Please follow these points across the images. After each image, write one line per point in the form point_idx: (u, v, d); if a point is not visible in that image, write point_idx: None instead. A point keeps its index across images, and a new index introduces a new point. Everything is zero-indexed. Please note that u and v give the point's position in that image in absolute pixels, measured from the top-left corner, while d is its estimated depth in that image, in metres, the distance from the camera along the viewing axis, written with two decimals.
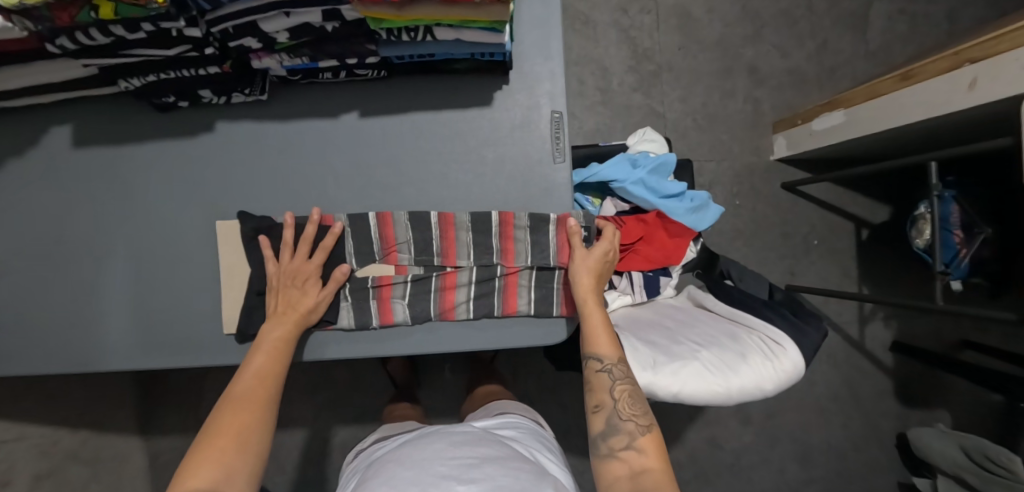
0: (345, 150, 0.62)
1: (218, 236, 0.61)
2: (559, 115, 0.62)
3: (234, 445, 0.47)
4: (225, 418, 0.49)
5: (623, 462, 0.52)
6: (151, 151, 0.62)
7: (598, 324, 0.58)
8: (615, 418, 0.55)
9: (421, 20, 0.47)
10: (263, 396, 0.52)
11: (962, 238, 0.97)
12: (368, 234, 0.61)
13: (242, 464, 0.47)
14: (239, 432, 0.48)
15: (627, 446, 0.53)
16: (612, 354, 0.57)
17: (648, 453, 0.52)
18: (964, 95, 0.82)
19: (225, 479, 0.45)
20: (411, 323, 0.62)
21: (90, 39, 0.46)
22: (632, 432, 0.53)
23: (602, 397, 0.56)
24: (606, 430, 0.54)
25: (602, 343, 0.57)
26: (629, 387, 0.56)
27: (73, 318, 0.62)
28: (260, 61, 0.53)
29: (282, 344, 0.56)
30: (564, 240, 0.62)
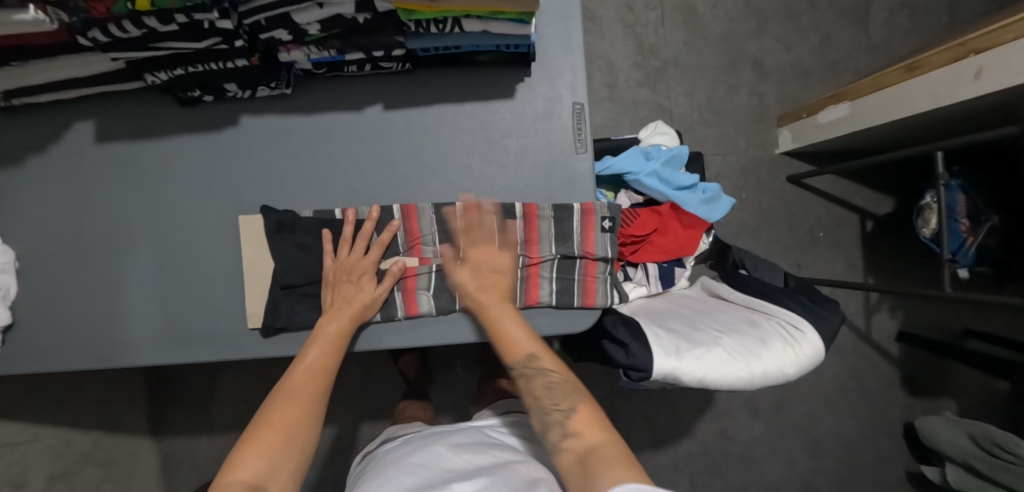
0: (369, 142, 0.62)
1: (243, 230, 0.61)
2: (580, 107, 0.63)
3: (285, 435, 0.47)
4: (276, 408, 0.49)
5: (567, 451, 0.48)
6: (174, 146, 0.62)
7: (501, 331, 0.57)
8: (545, 415, 0.52)
9: (450, 11, 0.48)
10: (316, 389, 0.52)
11: (968, 227, 0.98)
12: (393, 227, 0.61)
13: (291, 454, 0.46)
14: (293, 423, 0.48)
15: (563, 435, 0.49)
16: (517, 356, 0.55)
17: (581, 434, 0.48)
18: (969, 85, 0.84)
19: (272, 471, 0.44)
20: (436, 314, 0.61)
21: (122, 31, 0.46)
22: (560, 421, 0.50)
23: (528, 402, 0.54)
24: (543, 430, 0.51)
25: (511, 348, 0.56)
26: (543, 380, 0.54)
27: (100, 314, 0.63)
28: (288, 54, 0.53)
29: (337, 340, 0.56)
30: (587, 228, 0.62)
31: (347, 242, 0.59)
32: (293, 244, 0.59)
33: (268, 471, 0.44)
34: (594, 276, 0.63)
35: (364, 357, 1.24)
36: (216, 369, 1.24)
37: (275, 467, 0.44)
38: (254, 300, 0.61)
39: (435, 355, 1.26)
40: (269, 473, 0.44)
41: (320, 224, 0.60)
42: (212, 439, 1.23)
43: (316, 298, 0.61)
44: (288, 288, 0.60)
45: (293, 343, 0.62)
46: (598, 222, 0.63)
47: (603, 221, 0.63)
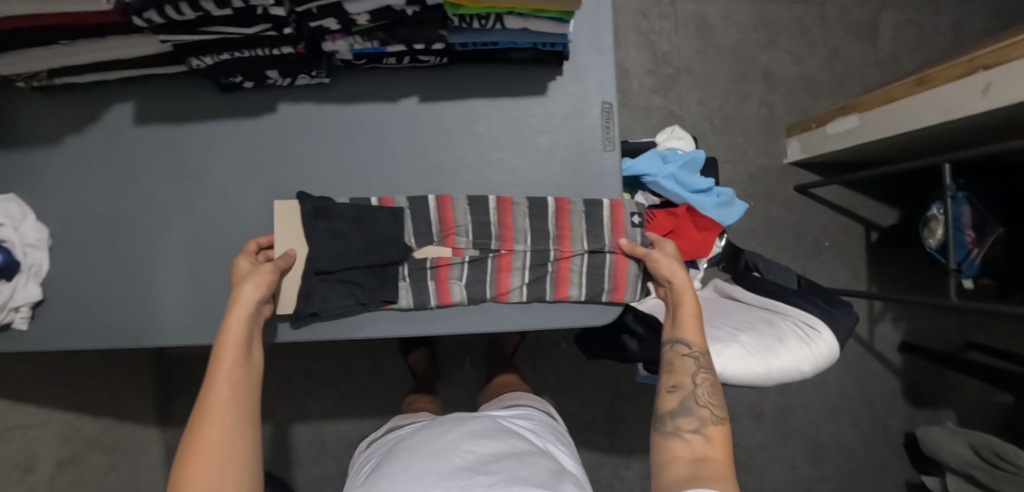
0: (403, 133, 0.64)
1: (275, 215, 0.59)
2: (609, 106, 0.65)
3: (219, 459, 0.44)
4: (200, 433, 0.45)
5: (686, 443, 0.54)
6: (211, 130, 0.63)
7: (691, 314, 0.59)
8: (691, 401, 0.57)
9: (496, 7, 0.50)
10: (236, 398, 0.48)
11: (974, 238, 1.00)
12: (427, 218, 0.62)
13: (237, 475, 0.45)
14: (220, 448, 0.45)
15: (696, 429, 0.55)
16: (700, 343, 0.58)
17: (716, 442, 0.54)
18: (978, 99, 0.86)
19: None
20: (467, 303, 0.63)
21: (177, 14, 0.48)
22: (704, 419, 0.55)
23: (681, 379, 0.57)
24: (679, 410, 0.56)
25: (693, 332, 0.59)
26: (709, 376, 0.58)
27: (132, 295, 0.64)
28: (333, 44, 0.55)
29: (245, 339, 0.51)
30: (617, 218, 0.64)
31: (247, 253, 0.58)
32: (330, 231, 0.58)
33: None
34: (623, 271, 0.64)
35: (373, 351, 1.24)
36: None
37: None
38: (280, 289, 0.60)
39: (444, 351, 1.26)
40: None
41: (356, 211, 0.60)
42: None
43: (349, 285, 0.60)
44: (321, 275, 0.59)
45: (322, 326, 0.63)
46: (628, 218, 0.65)
47: (632, 216, 0.64)
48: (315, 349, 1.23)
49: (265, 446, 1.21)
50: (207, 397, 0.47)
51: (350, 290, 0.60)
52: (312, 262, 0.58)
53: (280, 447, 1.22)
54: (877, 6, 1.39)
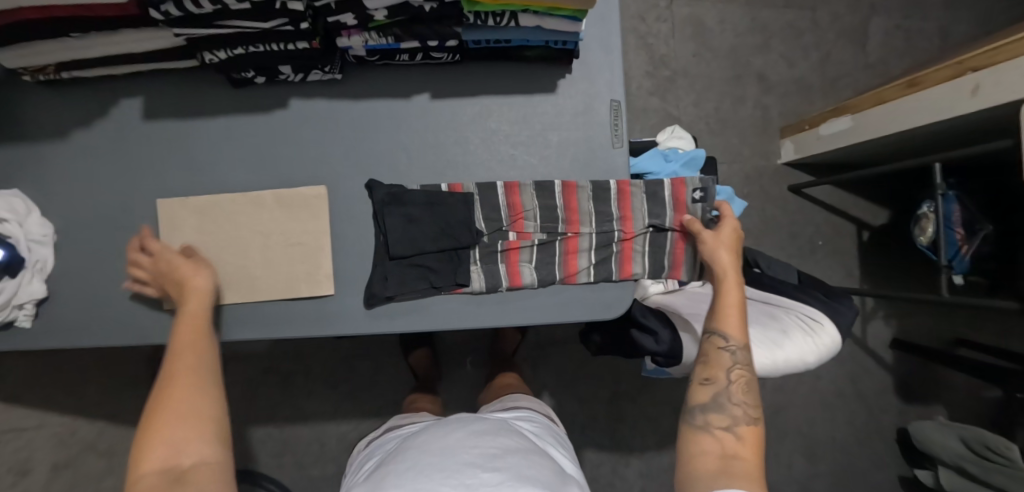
0: (415, 129, 0.64)
1: (159, 214, 0.61)
2: (618, 104, 0.66)
3: (175, 416, 0.46)
4: (161, 399, 0.48)
5: (717, 438, 0.56)
6: (221, 125, 0.63)
7: (734, 305, 0.62)
8: (724, 398, 0.58)
9: (512, 5, 0.50)
10: (194, 365, 0.51)
11: (963, 236, 1.04)
12: (496, 202, 0.64)
13: (196, 427, 0.46)
14: (178, 407, 0.47)
15: (728, 426, 0.56)
16: (738, 337, 0.60)
17: (746, 442, 0.55)
18: (967, 101, 0.89)
19: (181, 447, 0.45)
20: (537, 286, 0.63)
21: (196, 7, 0.48)
22: (737, 417, 0.57)
23: (716, 373, 0.60)
24: (711, 404, 0.58)
25: (733, 326, 0.61)
26: (746, 374, 0.59)
27: (141, 291, 0.63)
28: (348, 39, 0.55)
29: (203, 318, 0.55)
30: (678, 196, 0.67)
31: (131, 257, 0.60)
32: (404, 216, 0.60)
33: (171, 450, 0.44)
34: (681, 248, 0.68)
35: (373, 351, 1.24)
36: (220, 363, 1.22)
37: (181, 446, 0.45)
38: (308, 276, 0.61)
39: (444, 352, 1.26)
40: (179, 450, 0.44)
41: (428, 197, 0.61)
42: None
43: (422, 268, 0.61)
44: (396, 259, 0.61)
45: (334, 321, 0.62)
46: (690, 194, 0.67)
47: (694, 193, 0.67)
48: (314, 350, 1.22)
49: (262, 449, 1.20)
50: (170, 368, 0.50)
51: (421, 274, 0.61)
52: (390, 245, 0.60)
53: (278, 449, 1.21)
54: (867, 12, 1.43)
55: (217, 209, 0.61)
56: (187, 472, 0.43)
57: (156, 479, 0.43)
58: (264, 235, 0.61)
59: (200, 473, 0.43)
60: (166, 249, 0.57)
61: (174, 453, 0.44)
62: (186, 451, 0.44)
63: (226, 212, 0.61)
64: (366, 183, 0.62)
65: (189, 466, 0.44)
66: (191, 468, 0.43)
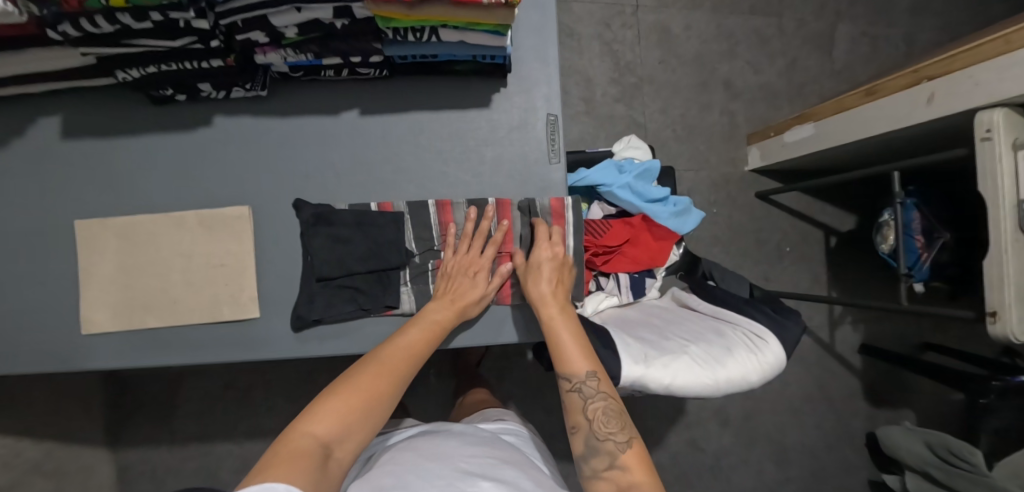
0: (344, 147, 0.62)
1: (77, 238, 0.60)
2: (554, 118, 0.65)
3: (358, 407, 0.49)
4: (355, 382, 0.50)
5: (608, 481, 0.52)
6: (142, 144, 0.61)
7: (566, 341, 0.59)
8: (594, 439, 0.55)
9: (428, 20, 0.49)
10: (402, 369, 0.53)
11: (923, 243, 1.03)
12: (428, 221, 0.63)
13: (362, 427, 0.48)
14: (366, 398, 0.49)
15: (610, 465, 0.53)
16: (579, 371, 0.57)
17: (631, 470, 0.51)
18: (923, 109, 0.89)
19: (340, 438, 0.46)
20: None
21: (95, 26, 0.46)
22: (612, 452, 0.53)
23: (577, 419, 0.57)
24: (587, 452, 0.55)
25: (574, 362, 0.58)
26: (602, 405, 0.56)
27: (61, 315, 0.60)
28: (265, 56, 0.54)
29: (443, 327, 0.58)
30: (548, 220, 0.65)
31: None
32: (332, 236, 0.59)
33: (333, 434, 0.46)
34: None
35: (337, 364, 1.22)
36: (180, 377, 1.20)
37: (339, 436, 0.47)
38: (232, 300, 0.60)
39: None
40: (337, 439, 0.46)
41: (357, 217, 0.60)
42: (175, 450, 1.19)
43: (352, 290, 0.60)
44: (324, 280, 0.59)
45: (261, 345, 0.61)
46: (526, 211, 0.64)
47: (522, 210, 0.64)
48: (275, 364, 1.20)
49: (224, 464, 1.19)
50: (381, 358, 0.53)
51: (349, 295, 0.60)
52: (316, 267, 0.58)
53: (241, 463, 1.20)
54: (833, 18, 1.43)
55: (138, 231, 0.60)
56: (328, 460, 0.44)
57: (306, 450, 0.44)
58: (185, 256, 0.60)
59: (336, 467, 0.45)
60: (472, 254, 0.62)
61: (325, 446, 0.45)
62: (339, 446, 0.46)
63: (145, 232, 0.60)
64: (293, 202, 0.61)
65: (332, 462, 0.45)
66: (332, 460, 0.45)
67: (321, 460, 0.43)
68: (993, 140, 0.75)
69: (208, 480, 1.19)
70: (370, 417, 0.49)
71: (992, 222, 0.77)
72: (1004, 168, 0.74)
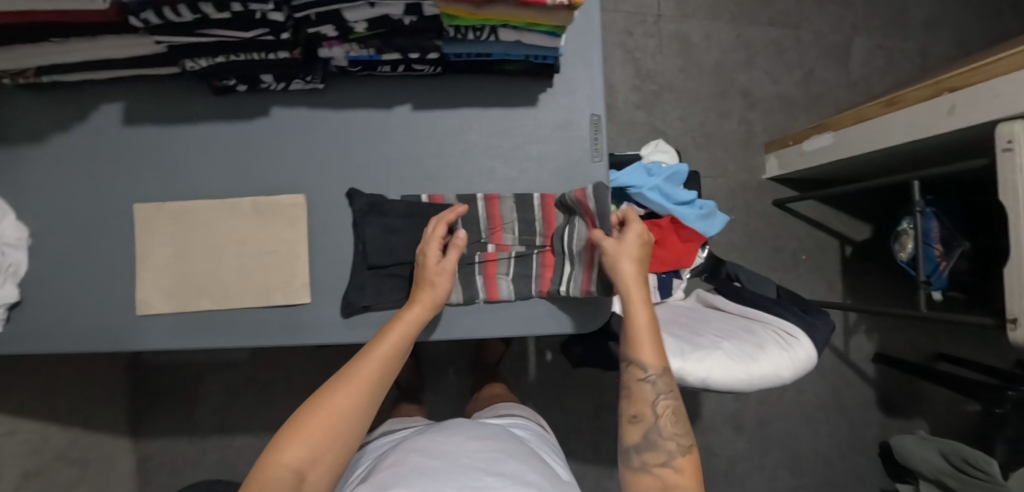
0: (395, 140, 0.64)
1: (136, 222, 0.62)
2: (598, 118, 0.67)
3: (328, 430, 0.48)
4: (331, 400, 0.49)
5: (658, 478, 0.54)
6: (201, 132, 0.63)
7: (642, 325, 0.59)
8: (654, 434, 0.56)
9: (492, 19, 0.51)
10: (372, 383, 0.52)
11: (942, 252, 1.05)
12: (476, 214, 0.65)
13: (337, 446, 0.48)
14: (338, 420, 0.49)
15: (664, 463, 0.55)
16: (656, 365, 0.58)
17: (686, 473, 0.54)
18: (944, 120, 0.91)
19: (311, 461, 0.46)
20: (514, 300, 0.65)
21: (176, 15, 0.48)
22: (671, 452, 0.55)
23: (642, 410, 0.58)
24: (643, 444, 0.56)
25: (647, 353, 0.59)
26: (672, 404, 0.58)
27: (116, 297, 0.62)
28: (330, 50, 0.56)
29: (409, 332, 0.56)
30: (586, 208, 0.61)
31: None
32: (383, 225, 0.61)
33: (305, 459, 0.46)
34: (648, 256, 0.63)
35: None
36: (202, 369, 1.21)
37: (315, 459, 0.46)
38: (285, 285, 0.62)
39: (428, 362, 1.25)
40: (310, 463, 0.46)
41: (408, 208, 0.62)
42: (195, 442, 1.19)
43: (401, 279, 0.63)
44: (374, 269, 0.62)
45: (311, 330, 0.63)
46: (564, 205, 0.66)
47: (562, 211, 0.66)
48: (298, 359, 1.22)
49: (243, 457, 1.19)
50: (355, 372, 0.52)
51: (399, 284, 0.63)
52: (368, 254, 0.61)
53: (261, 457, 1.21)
54: (849, 31, 1.46)
55: (194, 216, 0.62)
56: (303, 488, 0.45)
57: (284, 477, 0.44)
58: (239, 242, 0.62)
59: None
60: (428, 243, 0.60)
61: (299, 473, 0.45)
62: (313, 470, 0.46)
63: (202, 218, 0.62)
64: (347, 191, 0.63)
65: (306, 487, 0.46)
66: (307, 486, 0.45)
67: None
68: (1013, 151, 0.77)
69: (227, 472, 1.19)
70: (343, 437, 0.49)
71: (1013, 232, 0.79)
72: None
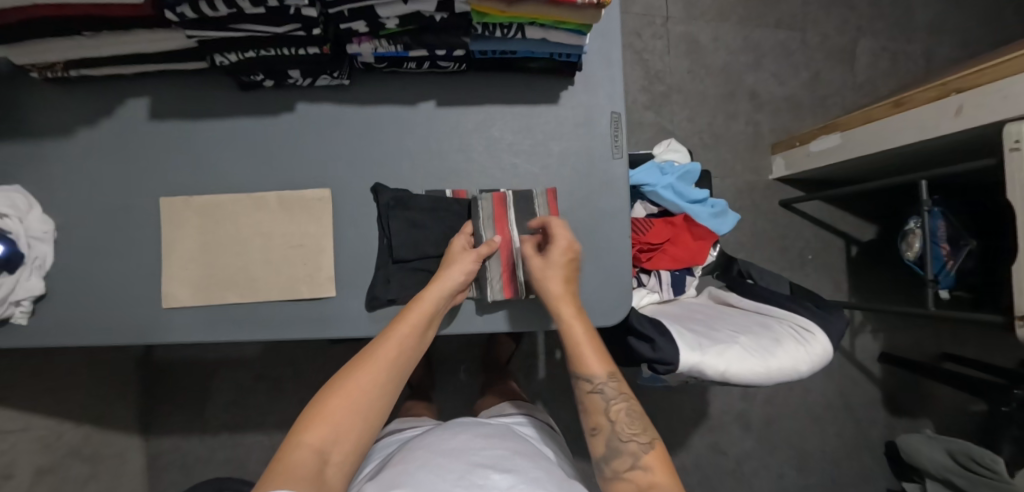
0: (420, 135, 0.65)
1: (162, 215, 0.62)
2: (618, 116, 0.68)
3: (348, 412, 0.49)
4: (344, 385, 0.51)
5: (630, 482, 0.54)
6: (226, 127, 0.64)
7: (582, 341, 0.60)
8: (615, 439, 0.57)
9: (521, 17, 0.52)
10: (391, 364, 0.53)
11: (949, 251, 1.06)
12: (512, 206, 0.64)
13: (355, 430, 0.49)
14: (353, 402, 0.50)
15: (632, 467, 0.54)
16: (600, 373, 0.60)
17: (655, 470, 0.53)
18: (951, 121, 0.93)
19: (333, 443, 0.47)
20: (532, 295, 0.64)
21: (211, 10, 0.49)
22: (635, 453, 0.55)
23: (598, 421, 0.59)
24: (608, 453, 0.56)
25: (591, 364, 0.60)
26: (622, 405, 0.59)
27: (141, 289, 0.63)
28: (359, 46, 0.57)
29: (430, 314, 0.57)
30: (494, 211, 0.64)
31: None
32: (408, 220, 0.62)
33: (327, 440, 0.47)
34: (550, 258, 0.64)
35: None
36: (213, 366, 1.21)
37: (335, 440, 0.48)
38: (310, 278, 0.62)
39: (439, 360, 1.25)
40: (332, 444, 0.47)
41: (432, 202, 0.63)
42: (206, 439, 1.19)
43: (425, 273, 0.63)
44: (399, 262, 0.63)
45: (335, 323, 0.63)
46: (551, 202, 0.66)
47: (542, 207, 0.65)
48: (309, 357, 1.22)
49: (253, 455, 1.19)
50: (371, 356, 0.53)
51: (424, 278, 0.63)
52: (394, 248, 0.62)
53: (271, 454, 1.21)
54: (854, 33, 1.48)
55: (219, 210, 0.62)
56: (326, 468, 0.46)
57: (308, 455, 0.45)
58: (265, 235, 0.62)
59: (332, 473, 0.46)
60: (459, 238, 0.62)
61: (319, 451, 0.46)
62: (332, 450, 0.47)
63: (227, 211, 0.62)
64: (371, 186, 0.64)
65: (331, 466, 0.47)
66: (330, 466, 0.46)
67: (316, 472, 0.45)
68: (1021, 151, 0.77)
69: (237, 471, 1.19)
70: (360, 421, 0.50)
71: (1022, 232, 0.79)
72: None
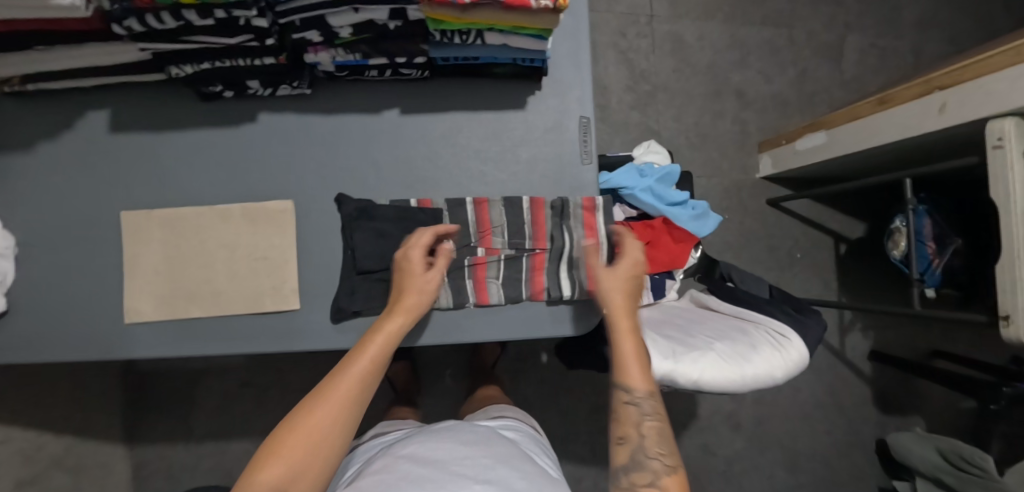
0: (386, 144, 0.64)
1: (124, 229, 0.61)
2: (586, 121, 0.67)
3: (306, 448, 0.44)
4: (304, 418, 0.45)
5: None
6: (187, 138, 0.63)
7: (631, 351, 0.57)
8: (641, 454, 0.54)
9: (478, 23, 0.51)
10: (354, 392, 0.49)
11: (934, 249, 1.05)
12: (465, 218, 0.64)
13: (315, 466, 0.44)
14: (315, 438, 0.45)
15: (651, 483, 0.52)
16: (642, 387, 0.56)
17: None
18: (935, 118, 0.91)
19: (292, 481, 0.42)
20: (505, 303, 0.64)
21: (159, 22, 0.48)
22: (658, 472, 0.53)
23: (627, 431, 0.55)
24: (630, 465, 0.54)
25: (635, 375, 0.56)
26: (656, 424, 0.55)
27: (104, 304, 0.62)
28: (315, 55, 0.56)
29: (395, 337, 0.54)
30: (482, 215, 0.64)
31: None
32: (374, 231, 0.61)
33: (282, 480, 0.42)
34: (541, 269, 0.65)
35: None
36: (198, 374, 1.20)
37: (291, 479, 0.42)
38: (275, 291, 0.62)
39: (424, 365, 1.25)
40: (288, 484, 0.42)
41: (398, 212, 0.62)
42: (191, 448, 1.19)
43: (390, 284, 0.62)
44: (363, 274, 0.62)
45: (302, 335, 0.62)
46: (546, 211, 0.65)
47: (552, 212, 0.65)
48: (293, 364, 1.21)
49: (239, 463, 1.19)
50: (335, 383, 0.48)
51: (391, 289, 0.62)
52: (357, 259, 0.61)
53: None
54: (842, 30, 1.46)
55: (183, 222, 0.62)
56: None
57: None
58: (228, 248, 0.62)
59: None
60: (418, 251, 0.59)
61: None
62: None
63: (191, 223, 0.62)
64: (335, 197, 0.63)
65: None
66: None
67: None
68: (1004, 149, 0.76)
69: (223, 478, 1.19)
70: (322, 456, 0.45)
71: (1005, 228, 0.77)
72: (1015, 176, 0.75)
